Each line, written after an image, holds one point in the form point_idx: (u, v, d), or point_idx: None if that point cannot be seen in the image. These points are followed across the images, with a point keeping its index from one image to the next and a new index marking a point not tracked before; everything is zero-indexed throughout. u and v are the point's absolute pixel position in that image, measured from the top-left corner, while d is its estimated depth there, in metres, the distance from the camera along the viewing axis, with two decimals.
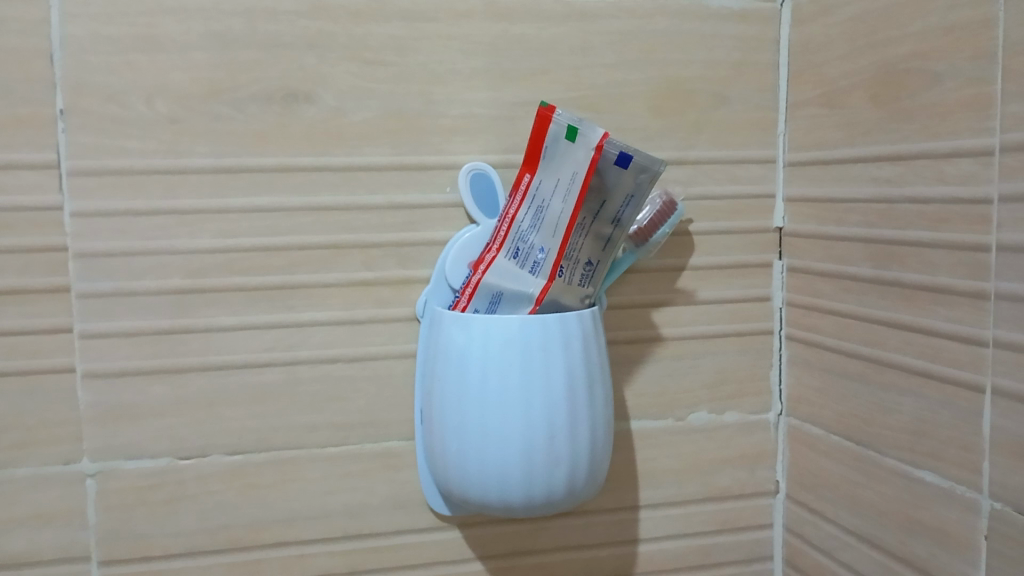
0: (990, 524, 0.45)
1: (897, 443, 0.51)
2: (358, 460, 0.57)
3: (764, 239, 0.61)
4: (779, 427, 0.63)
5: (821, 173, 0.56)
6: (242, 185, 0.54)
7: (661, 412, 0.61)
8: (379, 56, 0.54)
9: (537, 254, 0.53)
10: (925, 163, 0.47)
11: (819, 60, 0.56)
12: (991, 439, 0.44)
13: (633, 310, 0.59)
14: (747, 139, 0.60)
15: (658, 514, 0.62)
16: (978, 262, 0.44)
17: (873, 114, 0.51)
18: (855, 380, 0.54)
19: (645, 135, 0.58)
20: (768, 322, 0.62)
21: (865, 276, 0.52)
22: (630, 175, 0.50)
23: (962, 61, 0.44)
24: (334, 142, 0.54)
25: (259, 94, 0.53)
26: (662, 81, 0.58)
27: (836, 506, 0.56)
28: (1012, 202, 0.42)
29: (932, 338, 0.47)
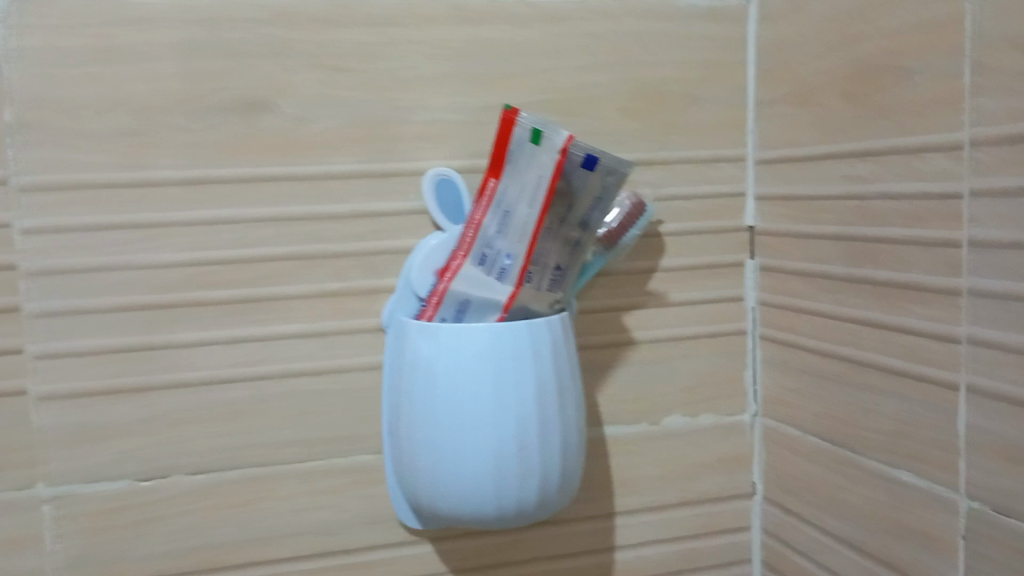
0: (970, 525, 0.44)
1: (876, 444, 0.50)
2: (328, 476, 0.56)
3: (737, 239, 0.60)
4: (756, 429, 0.62)
5: (793, 171, 0.56)
6: (203, 197, 0.52)
7: (637, 417, 0.60)
8: (342, 62, 0.53)
9: (503, 261, 0.51)
10: (898, 160, 0.46)
11: (789, 58, 0.56)
12: (969, 438, 0.43)
13: (605, 314, 0.58)
14: (718, 139, 0.59)
15: (636, 521, 0.61)
16: (952, 259, 0.43)
17: (844, 111, 0.50)
18: (833, 381, 0.53)
19: (615, 137, 0.57)
20: (743, 323, 0.61)
21: (839, 275, 0.51)
22: (596, 176, 0.50)
23: (932, 56, 0.44)
24: (300, 152, 0.53)
25: (219, 104, 0.52)
26: (632, 81, 0.57)
27: (815, 508, 0.56)
28: (985, 198, 0.41)
29: (908, 337, 0.47)
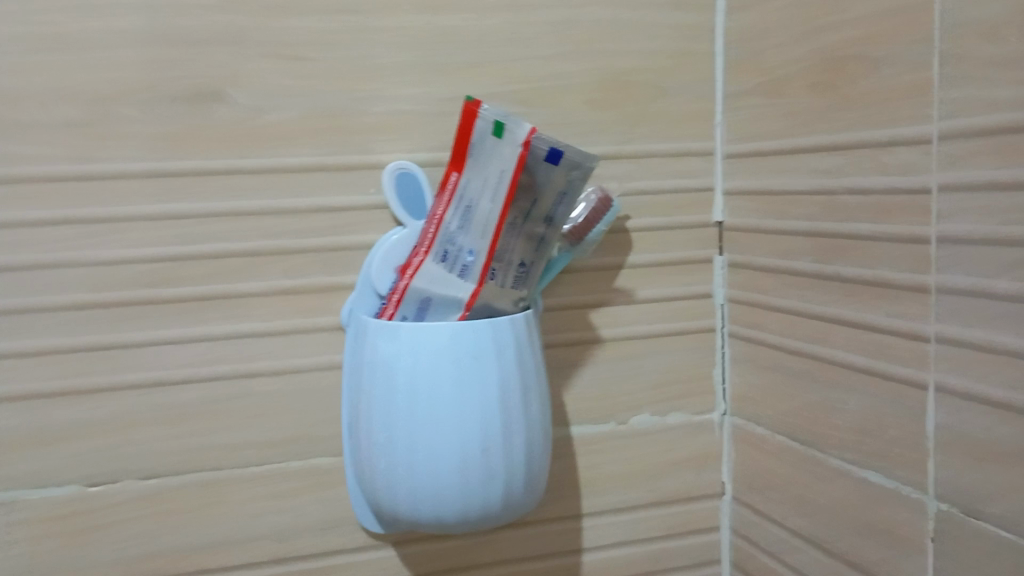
0: (937, 526, 0.43)
1: (844, 443, 0.49)
2: (284, 479, 0.54)
3: (705, 234, 0.59)
4: (724, 427, 0.61)
5: (761, 165, 0.55)
6: (151, 191, 0.50)
7: (603, 416, 0.58)
8: (298, 51, 0.51)
9: (466, 257, 0.50)
10: (866, 153, 0.45)
11: (757, 49, 0.55)
12: (937, 437, 0.42)
13: (571, 312, 0.57)
14: (686, 131, 0.58)
15: (603, 522, 0.59)
16: (920, 255, 0.42)
17: (812, 103, 0.49)
18: (801, 379, 0.52)
19: (580, 129, 0.56)
20: (711, 320, 0.60)
21: (808, 271, 0.50)
22: (561, 170, 0.48)
23: (901, 46, 0.43)
24: (253, 143, 0.51)
25: (168, 94, 0.50)
26: (597, 73, 0.56)
27: (782, 508, 0.55)
28: (952, 193, 0.40)
29: (876, 335, 0.46)
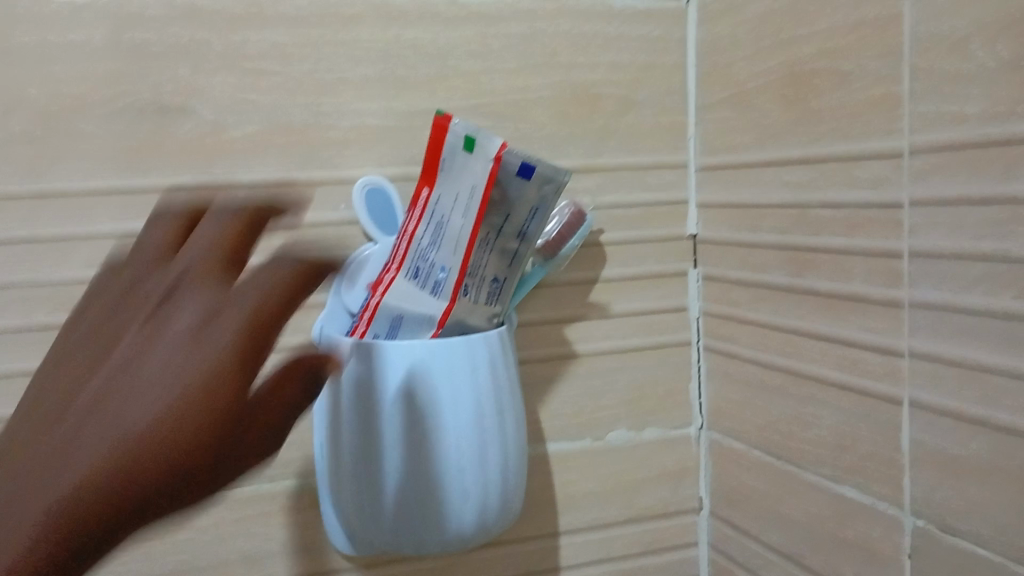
0: (913, 542, 0.43)
1: (819, 459, 0.49)
2: (254, 502, 0.53)
3: (678, 248, 0.59)
4: (701, 442, 0.61)
5: (733, 177, 0.54)
6: (112, 209, 0.49)
7: (579, 432, 0.58)
8: (261, 64, 0.50)
9: (438, 274, 0.47)
10: (836, 166, 0.45)
11: (726, 61, 0.54)
12: (912, 453, 0.42)
13: (545, 328, 0.56)
14: (657, 145, 0.58)
15: (580, 540, 0.59)
16: (892, 269, 0.42)
17: (782, 115, 0.49)
18: (775, 393, 0.52)
19: (551, 142, 0.55)
20: (685, 333, 0.60)
21: (781, 285, 0.50)
22: (534, 186, 0.46)
23: (868, 59, 0.43)
24: (215, 158, 0.50)
25: (127, 109, 0.48)
26: (567, 85, 0.55)
27: (759, 523, 0.55)
28: (923, 207, 0.40)
29: (849, 349, 0.45)
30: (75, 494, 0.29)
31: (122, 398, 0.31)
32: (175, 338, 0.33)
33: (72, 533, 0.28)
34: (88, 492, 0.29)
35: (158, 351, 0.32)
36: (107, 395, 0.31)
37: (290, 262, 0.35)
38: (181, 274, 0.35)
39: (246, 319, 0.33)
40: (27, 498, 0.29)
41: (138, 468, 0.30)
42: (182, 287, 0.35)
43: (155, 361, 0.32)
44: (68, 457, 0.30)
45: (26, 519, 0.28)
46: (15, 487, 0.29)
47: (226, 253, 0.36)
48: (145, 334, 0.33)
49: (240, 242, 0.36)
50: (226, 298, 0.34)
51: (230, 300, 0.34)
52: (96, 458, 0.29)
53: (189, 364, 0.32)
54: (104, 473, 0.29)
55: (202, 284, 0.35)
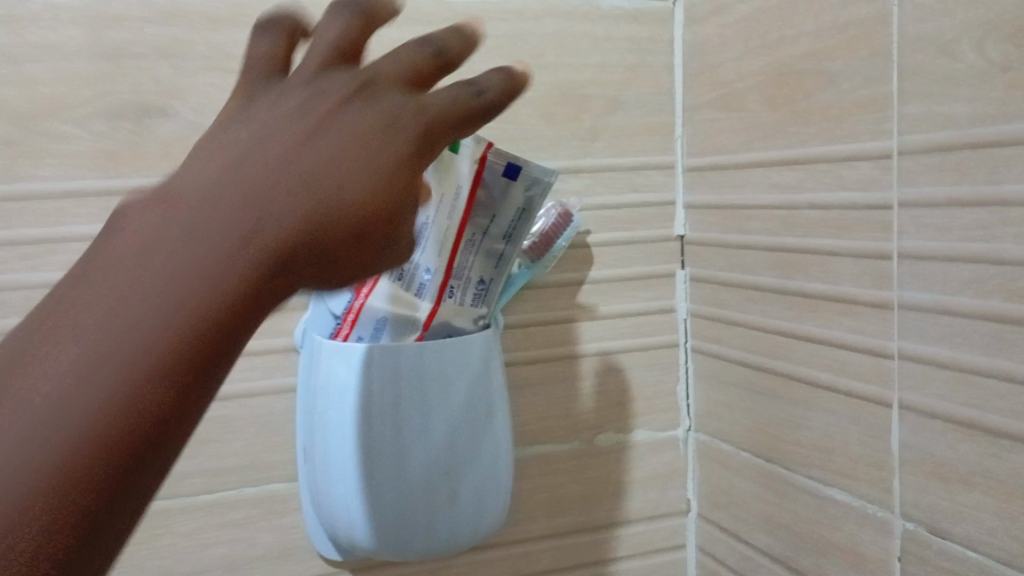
0: (902, 545, 0.42)
1: (808, 461, 0.48)
2: (237, 507, 0.52)
3: (665, 249, 0.58)
4: (688, 443, 0.60)
5: (720, 178, 0.54)
6: (90, 211, 0.48)
7: (566, 435, 0.57)
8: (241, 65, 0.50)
9: (422, 277, 0.46)
10: (824, 168, 0.45)
11: (713, 62, 0.54)
12: (901, 456, 0.42)
13: (532, 330, 0.55)
14: (644, 146, 0.57)
15: (568, 543, 0.58)
16: (881, 271, 0.42)
17: (770, 116, 0.49)
18: (764, 395, 0.51)
19: (538, 143, 0.54)
20: (673, 335, 0.59)
21: (769, 286, 0.50)
22: (520, 184, 0.46)
23: (857, 60, 0.42)
24: None
25: (107, 110, 0.48)
26: (554, 86, 0.55)
27: (748, 525, 0.54)
28: (912, 209, 0.40)
29: (838, 351, 0.45)
30: (181, 339, 0.22)
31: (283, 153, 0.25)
32: (334, 154, 0.25)
33: (180, 388, 0.22)
34: (204, 328, 0.22)
35: (324, 139, 0.25)
36: (273, 180, 0.24)
37: (431, 46, 0.28)
38: (368, 76, 0.27)
39: (415, 146, 0.26)
40: (135, 333, 0.21)
41: (259, 303, 0.23)
42: (338, 79, 0.26)
43: (315, 166, 0.25)
44: (182, 277, 0.22)
45: (141, 350, 0.21)
46: (112, 300, 0.22)
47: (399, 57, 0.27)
48: (295, 134, 0.25)
49: (406, 56, 0.28)
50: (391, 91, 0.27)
51: (414, 112, 0.26)
52: (235, 282, 0.23)
53: (357, 180, 0.25)
54: (234, 303, 0.23)
55: (383, 85, 0.27)
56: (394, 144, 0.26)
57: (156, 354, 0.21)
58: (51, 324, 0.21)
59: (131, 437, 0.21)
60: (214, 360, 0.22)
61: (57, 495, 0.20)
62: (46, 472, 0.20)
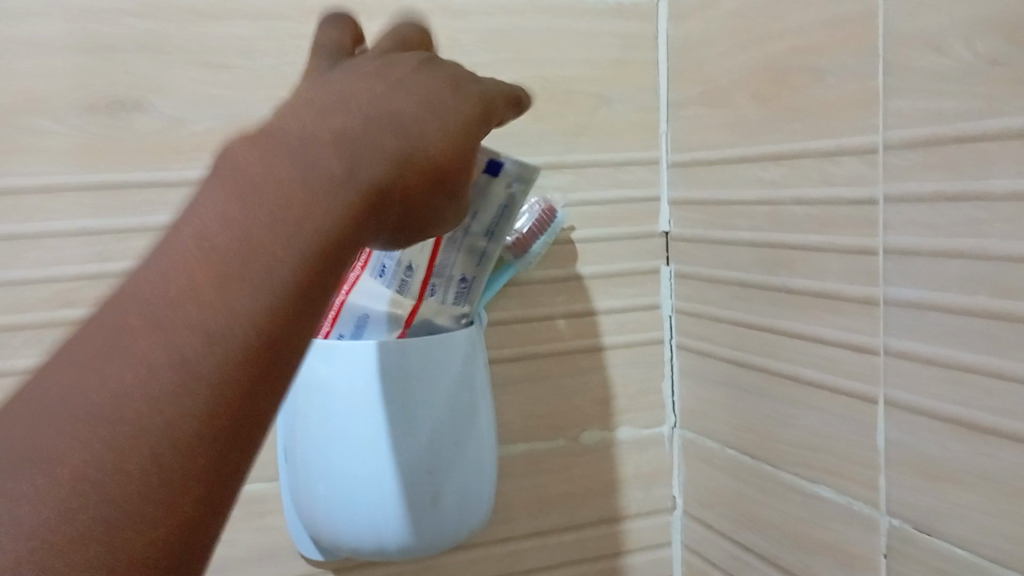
0: (890, 543, 0.42)
1: (794, 458, 0.48)
2: None
3: (650, 245, 0.58)
4: (673, 441, 0.60)
5: (705, 174, 0.54)
6: (66, 207, 0.47)
7: (552, 433, 0.57)
8: (222, 59, 0.49)
9: (405, 273, 0.46)
10: (811, 163, 0.44)
11: (699, 57, 0.54)
12: (888, 453, 0.42)
13: (516, 327, 0.55)
14: (629, 141, 0.57)
15: (553, 542, 0.57)
16: (867, 267, 0.41)
17: (756, 112, 0.48)
18: (750, 392, 0.51)
19: (523, 139, 0.54)
20: (658, 332, 0.59)
21: (755, 283, 0.50)
22: (501, 185, 0.45)
23: (843, 56, 0.42)
24: (173, 155, 0.48)
25: (83, 103, 0.46)
26: (538, 81, 0.54)
27: (734, 523, 0.54)
28: (898, 205, 0.39)
29: (824, 348, 0.45)
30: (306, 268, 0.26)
31: (380, 101, 0.31)
32: (401, 133, 0.31)
33: (303, 309, 0.26)
34: (321, 259, 0.27)
35: (411, 99, 0.32)
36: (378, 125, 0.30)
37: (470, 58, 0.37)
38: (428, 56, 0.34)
39: (452, 136, 0.33)
40: (271, 259, 0.26)
41: (353, 247, 0.28)
42: (405, 59, 0.33)
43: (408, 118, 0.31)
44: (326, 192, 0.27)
45: (276, 273, 0.25)
46: (249, 227, 0.26)
47: (435, 69, 0.34)
48: (386, 94, 0.31)
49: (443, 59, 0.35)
50: (448, 75, 0.34)
51: (468, 93, 0.34)
52: (340, 224, 0.28)
53: (434, 134, 0.32)
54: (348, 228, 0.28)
55: (443, 68, 0.34)
56: (440, 134, 0.32)
57: (289, 277, 0.26)
58: (194, 244, 0.25)
59: (269, 347, 0.25)
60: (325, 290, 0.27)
61: (214, 390, 0.24)
62: (208, 369, 0.24)
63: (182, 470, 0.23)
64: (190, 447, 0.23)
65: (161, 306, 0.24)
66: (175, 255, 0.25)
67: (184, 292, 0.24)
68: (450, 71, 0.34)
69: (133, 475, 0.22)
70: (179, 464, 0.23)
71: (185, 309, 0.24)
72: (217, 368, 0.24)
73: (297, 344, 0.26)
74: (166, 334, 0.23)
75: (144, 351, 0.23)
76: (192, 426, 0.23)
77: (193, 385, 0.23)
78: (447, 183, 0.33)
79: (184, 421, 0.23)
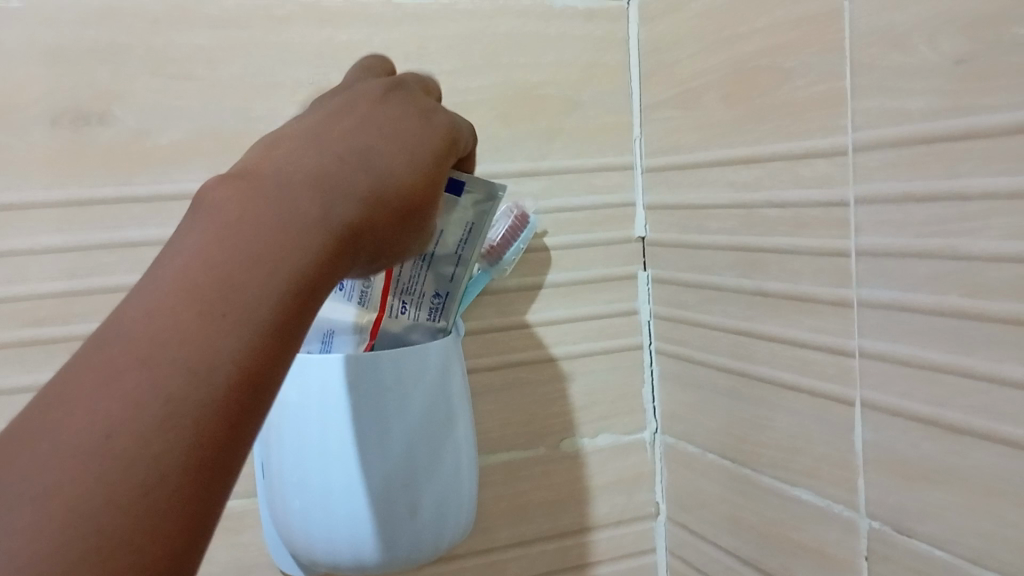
0: (869, 545, 0.42)
1: (773, 461, 0.48)
2: None
3: (626, 250, 0.58)
4: (654, 446, 0.60)
5: (678, 178, 0.53)
6: (31, 223, 0.46)
7: (531, 441, 0.56)
8: (186, 69, 0.48)
9: (361, 287, 0.45)
10: (782, 165, 0.44)
11: (669, 60, 0.53)
12: (865, 454, 0.41)
13: (492, 335, 0.54)
14: (602, 146, 0.57)
15: (535, 552, 0.57)
16: (840, 268, 0.41)
17: (727, 114, 0.48)
18: (728, 396, 0.51)
19: (495, 145, 0.54)
20: (636, 337, 0.59)
21: (729, 286, 0.49)
22: (465, 207, 0.43)
23: (811, 55, 0.42)
24: (138, 168, 0.47)
25: (44, 117, 0.45)
26: (509, 87, 0.54)
27: (715, 527, 0.54)
28: (868, 205, 0.39)
29: (799, 351, 0.45)
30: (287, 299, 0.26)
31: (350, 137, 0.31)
32: (376, 166, 0.30)
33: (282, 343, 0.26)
34: (303, 292, 0.26)
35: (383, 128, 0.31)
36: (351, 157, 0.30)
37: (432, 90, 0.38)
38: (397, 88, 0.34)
39: (429, 167, 0.32)
40: (251, 293, 0.25)
41: (331, 279, 0.28)
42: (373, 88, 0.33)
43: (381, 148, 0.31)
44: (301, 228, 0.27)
45: (259, 307, 0.25)
46: (227, 263, 0.25)
47: (408, 102, 0.34)
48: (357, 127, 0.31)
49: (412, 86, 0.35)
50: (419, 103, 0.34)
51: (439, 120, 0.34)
52: (317, 259, 0.27)
53: (408, 163, 0.32)
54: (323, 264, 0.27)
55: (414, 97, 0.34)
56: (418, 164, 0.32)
57: (268, 313, 0.25)
58: (176, 281, 0.25)
59: (248, 383, 0.24)
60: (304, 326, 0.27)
61: (201, 423, 0.23)
62: (189, 406, 0.23)
63: (162, 510, 0.22)
64: (178, 481, 0.22)
65: (145, 342, 0.23)
66: (154, 294, 0.24)
67: (164, 329, 0.23)
68: (426, 103, 0.34)
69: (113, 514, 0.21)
70: (154, 510, 0.22)
71: (165, 345, 0.23)
72: (200, 405, 0.23)
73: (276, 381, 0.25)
74: (147, 371, 0.23)
75: (125, 387, 0.22)
76: (172, 464, 0.22)
77: (174, 422, 0.23)
78: (425, 214, 0.32)
79: (171, 457, 0.22)
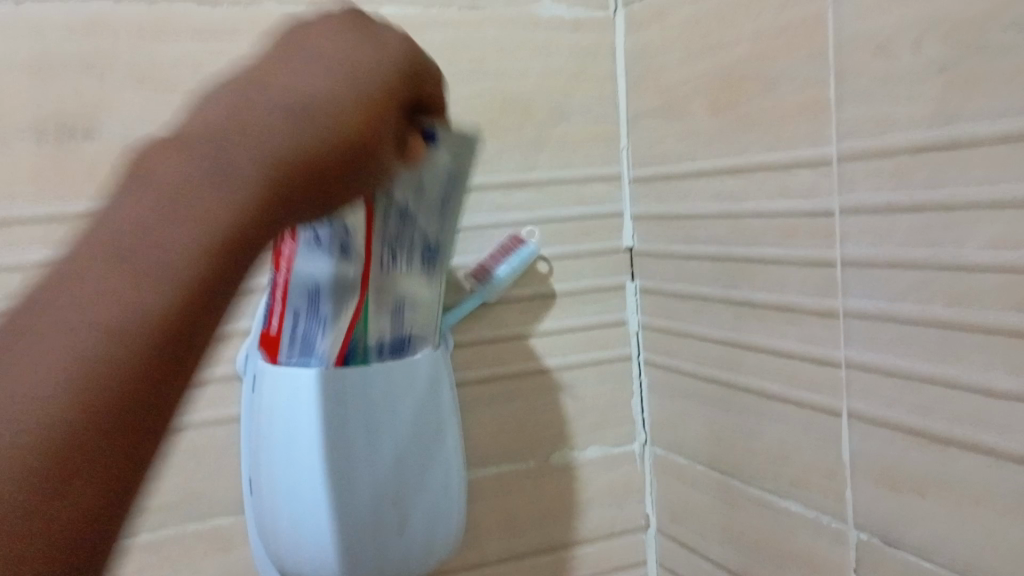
0: (859, 555, 0.42)
1: (762, 472, 0.48)
2: (177, 542, 0.50)
3: (615, 260, 0.58)
4: (644, 457, 0.59)
5: (665, 188, 0.53)
6: (13, 237, 0.45)
7: (520, 453, 0.56)
8: (170, 81, 0.48)
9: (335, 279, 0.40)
10: (766, 174, 0.44)
11: (655, 70, 0.54)
12: (854, 464, 0.41)
13: (480, 347, 0.54)
14: (589, 156, 0.56)
15: (525, 564, 0.57)
16: (826, 278, 0.41)
17: (712, 123, 0.48)
18: (716, 406, 0.51)
19: (482, 156, 0.54)
20: (625, 347, 0.58)
21: (717, 295, 0.49)
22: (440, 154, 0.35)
23: (795, 64, 0.42)
24: None
25: (27, 130, 0.45)
26: (495, 97, 0.54)
27: (705, 539, 0.53)
28: (853, 214, 0.39)
29: (787, 360, 0.44)
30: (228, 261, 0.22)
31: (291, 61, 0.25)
32: (317, 91, 0.25)
33: (208, 314, 0.21)
34: (244, 240, 0.22)
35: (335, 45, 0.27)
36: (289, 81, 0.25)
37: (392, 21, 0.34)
38: None
39: (392, 89, 0.27)
40: (173, 255, 0.21)
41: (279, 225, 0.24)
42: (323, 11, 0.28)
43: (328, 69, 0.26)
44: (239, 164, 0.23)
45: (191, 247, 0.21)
46: (155, 205, 0.21)
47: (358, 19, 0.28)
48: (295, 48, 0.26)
49: None
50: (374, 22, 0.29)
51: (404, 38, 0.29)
52: (255, 205, 0.23)
53: (368, 84, 0.26)
54: (262, 208, 0.23)
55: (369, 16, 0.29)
56: (387, 100, 0.27)
57: (201, 264, 0.21)
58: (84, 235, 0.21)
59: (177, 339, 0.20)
60: (243, 278, 0.22)
61: (119, 384, 0.19)
62: (101, 370, 0.19)
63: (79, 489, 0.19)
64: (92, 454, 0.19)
65: (48, 297, 0.20)
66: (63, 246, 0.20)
67: (76, 282, 0.20)
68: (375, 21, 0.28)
69: (1, 515, 0.18)
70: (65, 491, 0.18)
71: (75, 299, 0.20)
72: (112, 367, 0.19)
73: (203, 341, 0.21)
74: (47, 328, 0.19)
75: (26, 351, 0.19)
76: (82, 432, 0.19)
77: (75, 393, 0.19)
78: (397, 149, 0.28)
79: (80, 426, 0.19)
